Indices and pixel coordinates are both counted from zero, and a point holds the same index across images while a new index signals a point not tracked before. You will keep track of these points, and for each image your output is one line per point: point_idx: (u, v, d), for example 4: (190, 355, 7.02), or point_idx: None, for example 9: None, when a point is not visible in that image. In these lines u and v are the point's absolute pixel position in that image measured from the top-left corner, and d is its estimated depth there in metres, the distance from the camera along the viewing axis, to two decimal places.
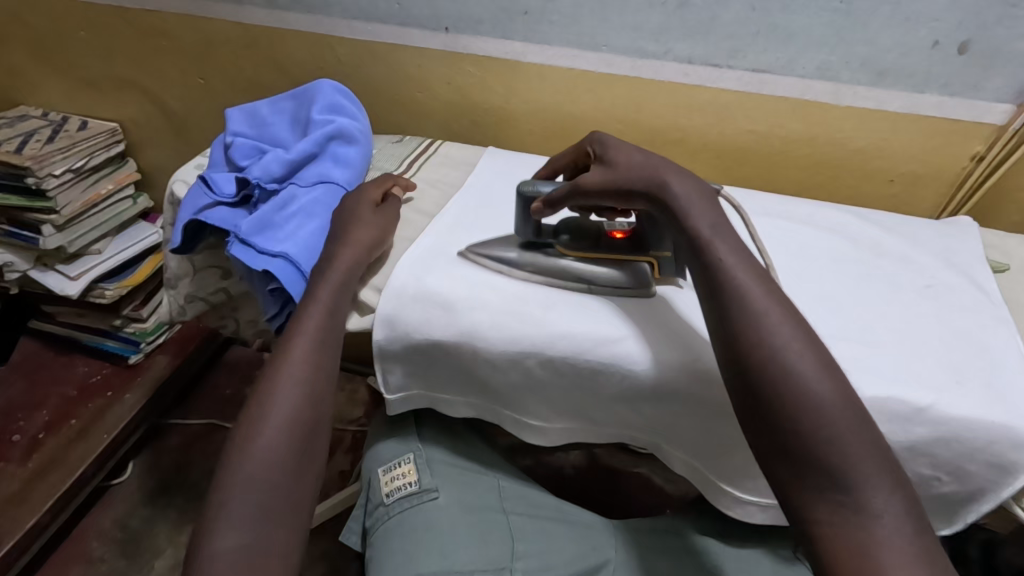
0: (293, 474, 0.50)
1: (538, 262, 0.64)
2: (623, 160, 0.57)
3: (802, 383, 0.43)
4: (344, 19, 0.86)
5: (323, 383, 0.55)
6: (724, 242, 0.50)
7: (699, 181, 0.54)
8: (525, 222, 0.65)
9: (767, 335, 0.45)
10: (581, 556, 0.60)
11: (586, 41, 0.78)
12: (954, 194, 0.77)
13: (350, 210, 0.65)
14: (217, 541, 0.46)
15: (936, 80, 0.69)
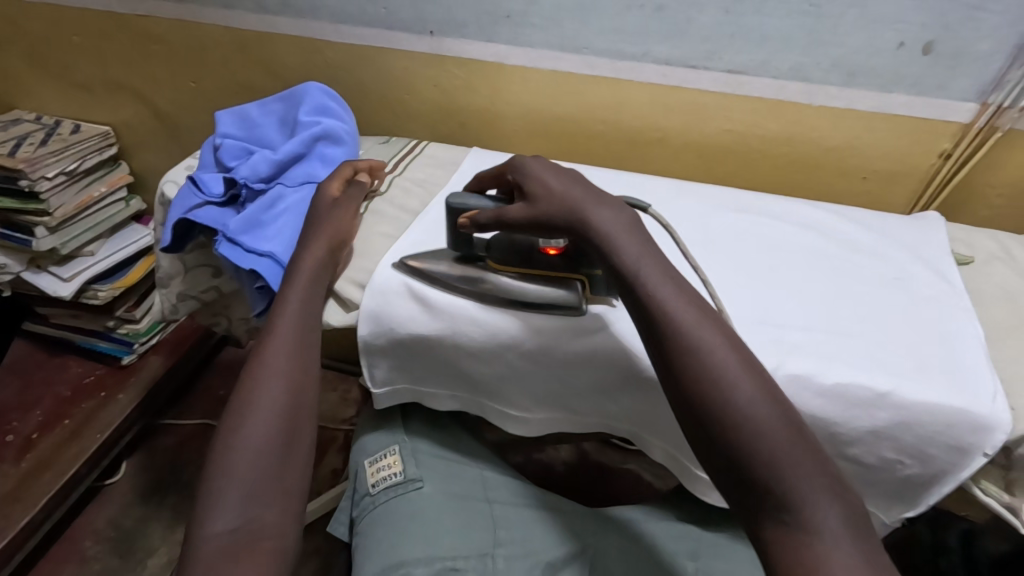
0: (281, 461, 0.52)
1: (468, 277, 0.63)
2: (541, 191, 0.59)
3: (737, 408, 0.45)
4: (332, 23, 0.88)
5: (303, 376, 0.57)
6: (654, 276, 0.52)
7: (619, 215, 0.57)
8: (454, 236, 0.64)
9: (702, 364, 0.47)
10: (563, 542, 0.62)
11: (567, 44, 0.80)
12: (925, 190, 0.80)
13: (326, 209, 0.67)
14: (209, 526, 0.47)
15: (903, 80, 0.71)
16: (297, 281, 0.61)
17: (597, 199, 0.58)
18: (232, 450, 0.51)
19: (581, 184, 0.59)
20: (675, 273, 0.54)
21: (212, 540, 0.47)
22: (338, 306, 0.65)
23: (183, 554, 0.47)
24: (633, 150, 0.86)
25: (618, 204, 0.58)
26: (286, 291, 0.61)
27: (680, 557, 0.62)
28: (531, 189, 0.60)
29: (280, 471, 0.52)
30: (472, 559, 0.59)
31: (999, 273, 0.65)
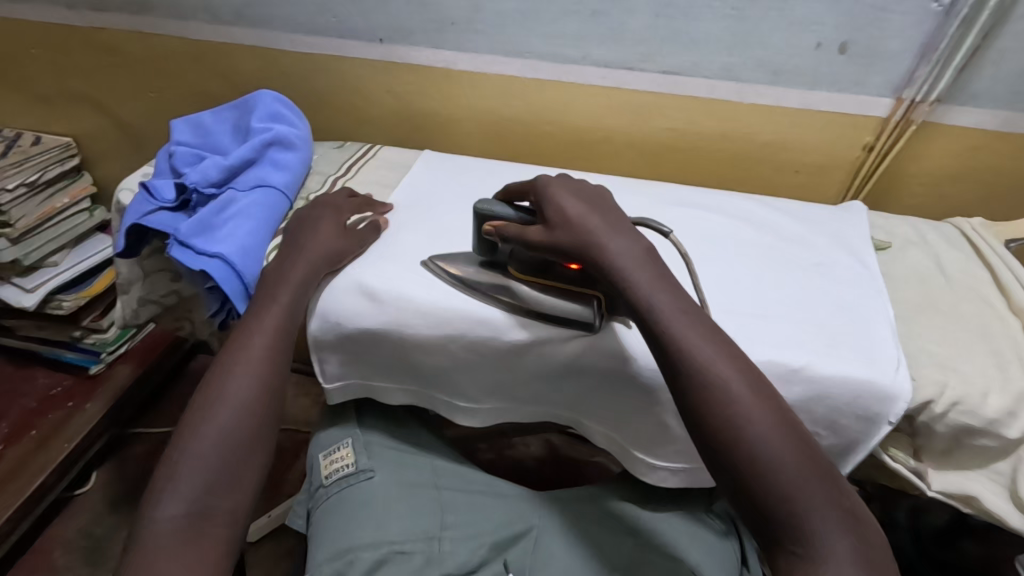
0: (242, 455, 0.54)
1: (492, 283, 0.64)
2: (572, 212, 0.59)
3: (756, 443, 0.46)
4: (285, 32, 0.89)
5: (275, 378, 0.59)
6: (671, 310, 0.53)
7: (638, 243, 0.58)
8: (481, 241, 0.65)
9: (722, 399, 0.48)
10: (507, 523, 0.66)
11: (510, 49, 0.83)
12: (853, 181, 0.84)
13: (319, 227, 0.68)
14: (163, 507, 0.50)
15: (824, 78, 0.76)
16: (286, 283, 0.63)
17: (609, 228, 0.58)
18: (195, 440, 0.53)
19: (594, 212, 0.59)
20: (689, 306, 0.54)
21: (165, 521, 0.49)
22: None
23: (136, 531, 0.49)
24: (581, 149, 0.90)
25: (631, 231, 0.59)
26: (277, 290, 0.63)
27: (621, 533, 0.65)
28: (562, 208, 0.60)
29: (240, 464, 0.54)
30: (418, 543, 0.62)
31: (912, 257, 0.70)
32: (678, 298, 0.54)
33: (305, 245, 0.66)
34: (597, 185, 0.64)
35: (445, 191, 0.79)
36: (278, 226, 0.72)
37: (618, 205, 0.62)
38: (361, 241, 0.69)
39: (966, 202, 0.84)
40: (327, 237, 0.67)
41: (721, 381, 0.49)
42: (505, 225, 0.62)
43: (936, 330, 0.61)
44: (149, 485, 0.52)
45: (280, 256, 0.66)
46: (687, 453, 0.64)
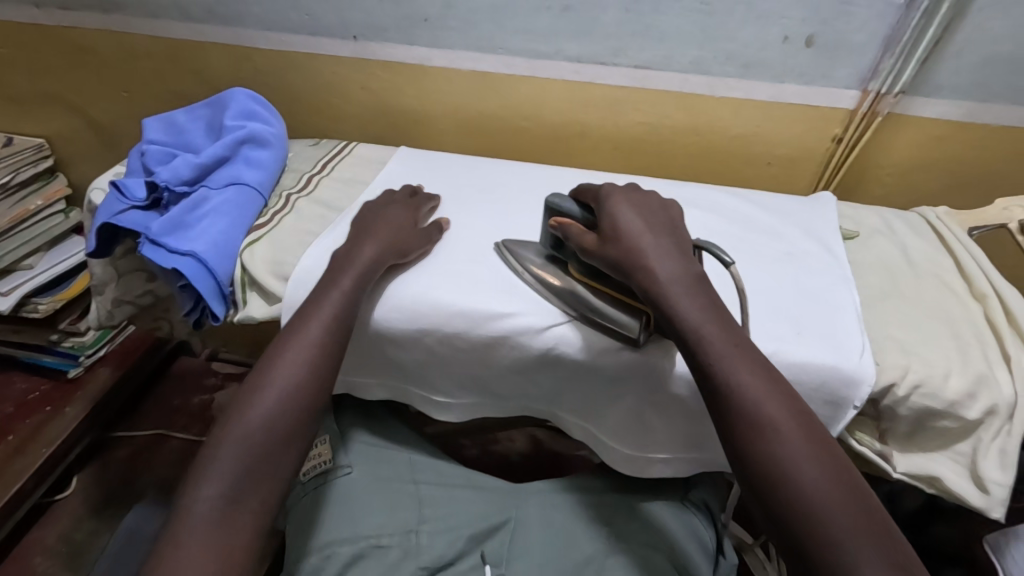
0: (282, 442, 0.55)
1: (548, 277, 0.64)
2: (628, 227, 0.60)
3: (798, 480, 0.46)
4: (258, 30, 0.89)
5: (327, 367, 0.59)
6: (719, 341, 0.53)
7: (688, 269, 0.57)
8: (548, 235, 0.65)
9: (764, 436, 0.49)
10: (486, 515, 0.66)
11: (483, 45, 0.83)
12: (824, 172, 0.86)
13: (383, 223, 0.68)
14: (201, 488, 0.52)
15: (792, 71, 0.77)
16: (348, 271, 0.62)
17: (661, 252, 0.58)
18: (240, 423, 0.55)
19: (649, 233, 0.60)
20: (740, 338, 0.53)
21: (202, 504, 0.51)
22: (263, 299, 0.67)
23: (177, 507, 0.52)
24: (557, 144, 0.91)
25: (682, 256, 0.59)
26: (338, 276, 0.62)
27: (597, 523, 0.66)
28: (619, 221, 0.60)
29: (278, 450, 0.55)
30: (395, 536, 0.63)
31: (878, 246, 0.71)
32: (727, 328, 0.54)
33: (371, 237, 0.66)
34: (660, 201, 0.65)
35: (420, 186, 0.79)
36: (252, 223, 0.72)
37: (678, 228, 0.62)
38: (427, 237, 0.68)
39: (933, 191, 0.86)
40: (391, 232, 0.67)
41: (765, 417, 0.49)
42: (570, 222, 0.62)
43: (900, 315, 0.62)
44: (195, 462, 0.54)
45: (348, 243, 0.66)
46: (661, 443, 0.65)
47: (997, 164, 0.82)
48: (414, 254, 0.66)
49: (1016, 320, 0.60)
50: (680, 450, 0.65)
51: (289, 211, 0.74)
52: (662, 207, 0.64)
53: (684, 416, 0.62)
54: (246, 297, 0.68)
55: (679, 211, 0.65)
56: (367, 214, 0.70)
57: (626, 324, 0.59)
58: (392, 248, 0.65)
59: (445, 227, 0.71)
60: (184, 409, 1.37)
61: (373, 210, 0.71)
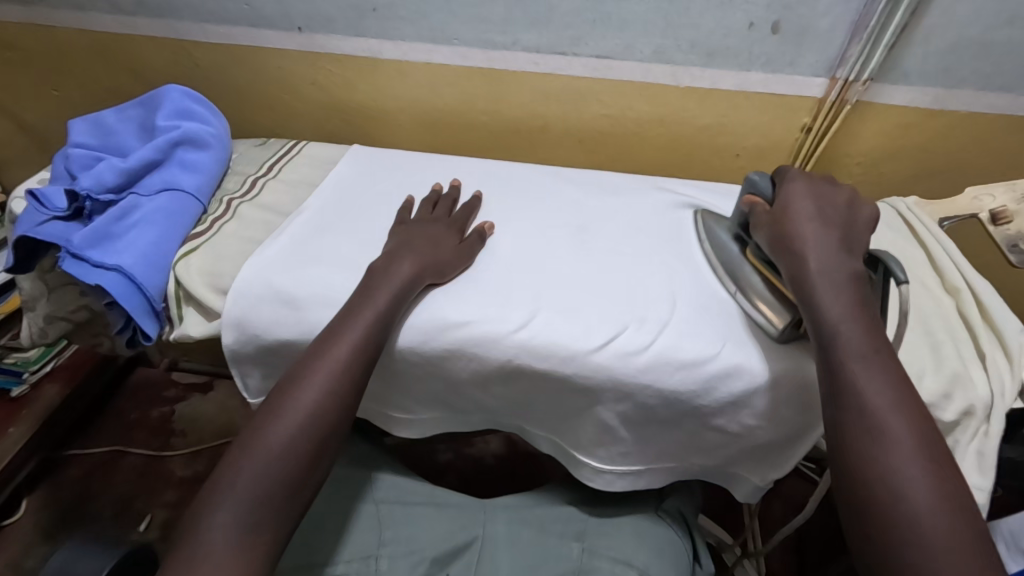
0: (304, 468, 0.50)
1: (725, 254, 0.64)
2: (801, 213, 0.56)
3: (910, 504, 0.43)
4: (194, 22, 0.83)
5: (354, 388, 0.54)
6: (857, 346, 0.49)
7: (848, 272, 0.53)
8: (739, 213, 0.64)
9: (880, 454, 0.45)
10: (450, 536, 0.62)
11: (436, 36, 0.78)
12: (793, 163, 0.84)
13: (432, 236, 0.64)
14: (215, 515, 0.47)
15: (758, 58, 0.74)
16: (384, 286, 0.57)
17: (823, 246, 0.54)
18: (250, 455, 0.49)
19: (818, 221, 0.56)
20: (884, 349, 0.49)
21: (217, 534, 0.46)
22: (200, 314, 0.63)
23: (186, 534, 0.47)
24: (519, 138, 0.87)
25: (846, 255, 0.54)
26: (370, 291, 0.57)
27: (568, 539, 0.63)
28: (791, 206, 0.57)
29: (301, 476, 0.50)
30: (353, 563, 0.59)
31: None
32: (872, 336, 0.49)
33: (410, 249, 0.62)
34: (850, 197, 0.59)
35: (374, 187, 0.74)
36: (188, 232, 0.67)
37: (861, 225, 0.57)
38: (469, 251, 0.64)
39: (904, 179, 0.84)
40: (437, 247, 0.62)
41: (888, 433, 0.46)
42: (758, 202, 0.60)
43: None
44: (205, 485, 0.49)
45: (384, 255, 0.61)
46: (632, 453, 0.62)
47: (967, 152, 0.80)
48: (453, 270, 0.62)
49: (991, 314, 0.59)
50: (651, 460, 0.63)
51: (229, 218, 0.69)
52: (849, 202, 0.59)
53: (653, 425, 0.60)
54: (181, 313, 0.63)
55: (873, 211, 0.59)
56: (407, 230, 0.65)
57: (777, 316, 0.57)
58: (432, 267, 0.60)
59: (488, 235, 0.67)
60: (141, 423, 1.30)
61: (418, 227, 0.65)
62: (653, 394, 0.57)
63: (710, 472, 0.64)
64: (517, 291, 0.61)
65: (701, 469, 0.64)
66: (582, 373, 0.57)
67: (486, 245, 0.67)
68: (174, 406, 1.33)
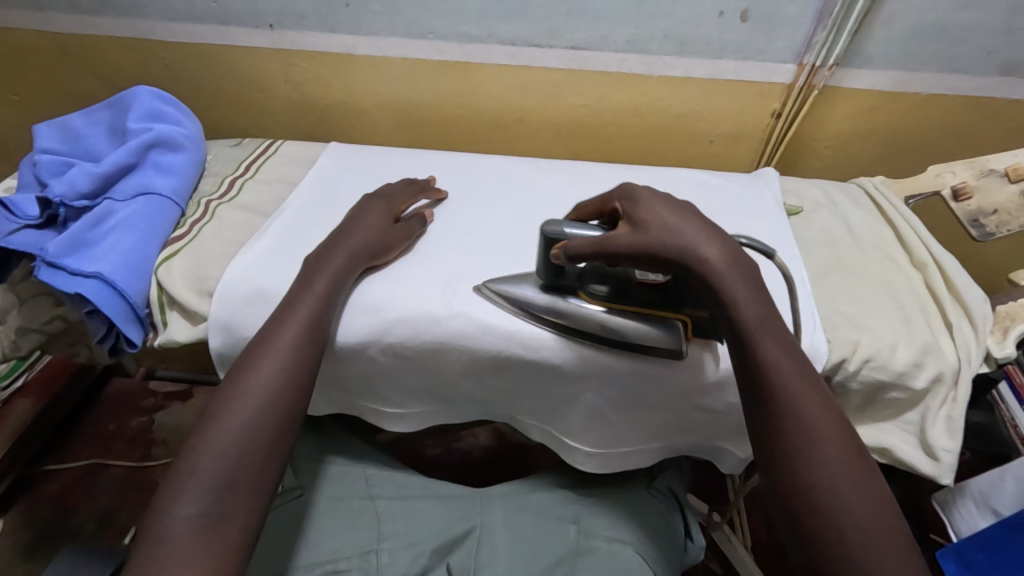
0: (268, 448, 0.50)
1: (561, 311, 0.58)
2: (655, 220, 0.51)
3: (795, 411, 0.45)
4: (161, 21, 0.81)
5: (308, 371, 0.55)
6: (775, 345, 0.48)
7: (728, 242, 0.51)
8: (545, 267, 0.58)
9: (809, 457, 0.44)
10: (448, 526, 0.63)
11: (411, 30, 0.78)
12: (766, 148, 0.86)
13: (369, 214, 0.65)
14: (178, 505, 0.45)
15: (729, 46, 0.76)
16: (324, 270, 0.58)
17: (695, 229, 0.51)
18: (212, 441, 0.49)
19: (691, 220, 0.51)
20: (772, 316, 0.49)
21: (181, 524, 0.45)
22: (185, 319, 0.62)
23: (147, 529, 0.45)
24: (498, 131, 0.88)
25: (730, 248, 0.51)
26: (313, 277, 0.58)
27: (564, 522, 0.64)
28: (642, 218, 0.52)
29: (268, 459, 0.50)
30: (353, 558, 0.59)
31: (821, 217, 0.72)
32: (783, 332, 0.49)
33: (350, 232, 0.62)
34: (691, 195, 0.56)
35: (355, 185, 0.74)
36: (168, 236, 0.65)
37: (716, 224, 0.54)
38: (408, 233, 0.64)
39: (868, 161, 0.88)
40: (379, 225, 0.63)
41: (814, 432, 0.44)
42: (569, 243, 0.54)
43: (848, 289, 0.62)
44: (164, 479, 0.48)
45: (332, 235, 0.63)
46: (623, 437, 0.64)
47: (925, 132, 0.84)
48: (393, 251, 0.63)
49: (955, 286, 0.62)
50: (641, 442, 0.65)
51: (208, 220, 0.68)
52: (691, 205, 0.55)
53: (643, 407, 0.61)
54: (165, 318, 0.62)
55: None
56: (361, 206, 0.67)
57: (666, 338, 0.57)
58: (366, 248, 0.61)
59: (428, 220, 0.68)
60: (120, 435, 1.27)
61: (371, 201, 0.67)
62: (641, 377, 0.58)
63: (698, 451, 0.66)
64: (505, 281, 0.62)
65: (689, 449, 0.66)
66: (572, 360, 0.58)
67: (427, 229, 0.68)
68: (153, 415, 1.30)
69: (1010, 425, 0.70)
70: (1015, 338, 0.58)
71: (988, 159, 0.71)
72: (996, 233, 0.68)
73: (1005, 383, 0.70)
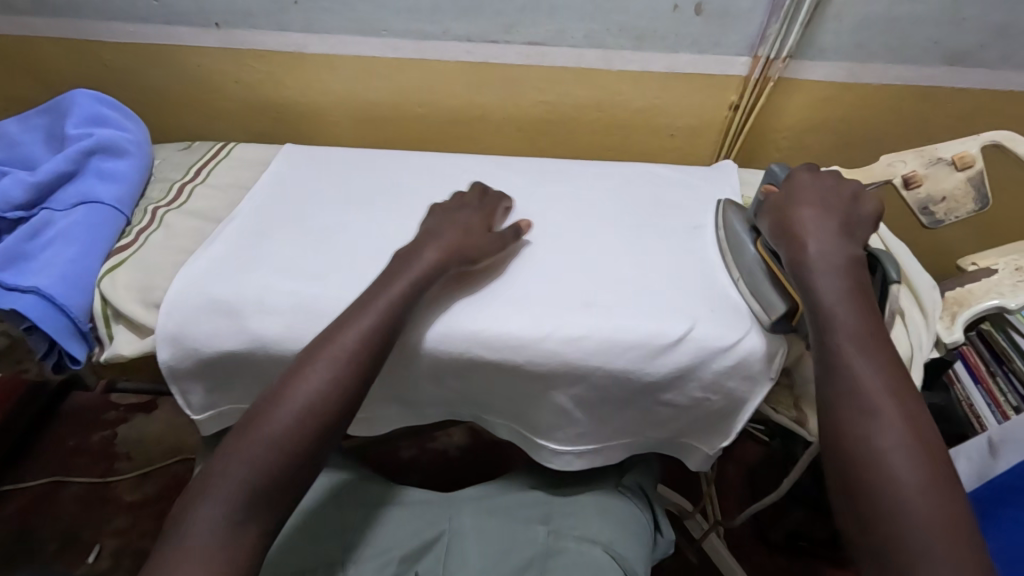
0: (300, 459, 0.50)
1: (733, 241, 0.64)
2: (806, 203, 0.60)
3: (854, 375, 0.50)
4: (101, 21, 0.77)
5: (362, 384, 0.53)
6: (852, 330, 0.51)
7: (839, 235, 0.57)
8: (754, 204, 0.65)
9: (859, 415, 0.48)
10: (417, 533, 0.62)
11: (364, 28, 0.76)
12: (724, 139, 0.87)
13: (466, 224, 0.64)
14: (205, 503, 0.47)
15: (684, 40, 0.76)
16: (402, 280, 0.57)
17: (818, 222, 0.58)
18: (252, 441, 0.49)
19: (817, 209, 0.59)
20: (859, 294, 0.53)
21: (206, 522, 0.46)
22: (132, 332, 0.59)
23: (180, 516, 0.47)
24: (460, 129, 0.87)
25: (845, 239, 0.57)
26: (388, 286, 0.56)
27: (534, 523, 0.64)
28: (799, 200, 0.60)
29: (298, 468, 0.50)
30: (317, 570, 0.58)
31: None
32: (867, 318, 0.52)
33: (440, 235, 0.61)
34: (856, 193, 0.62)
35: (312, 188, 0.72)
36: (112, 246, 0.63)
37: (863, 221, 0.59)
38: (500, 242, 0.63)
39: (825, 151, 0.90)
40: (475, 234, 0.63)
41: (880, 413, 0.48)
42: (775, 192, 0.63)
43: None
44: (201, 471, 0.50)
45: (412, 242, 0.62)
46: (588, 434, 0.64)
47: (878, 121, 0.86)
48: (483, 259, 0.62)
49: (907, 274, 0.63)
50: (607, 439, 0.64)
51: (156, 227, 0.66)
52: (853, 198, 0.61)
53: (608, 404, 0.61)
54: (111, 332, 0.59)
55: (876, 206, 0.61)
56: (436, 218, 0.65)
57: (772, 306, 0.57)
58: (459, 253, 0.60)
59: (524, 232, 0.66)
60: (82, 450, 1.22)
61: (441, 213, 0.65)
62: (604, 375, 0.58)
63: (664, 444, 0.66)
64: (467, 282, 0.61)
65: (657, 442, 0.66)
66: (533, 360, 0.57)
67: (523, 241, 0.66)
68: (116, 428, 1.26)
69: (965, 404, 0.77)
70: (962, 324, 0.61)
71: (936, 148, 0.72)
72: (946, 220, 0.70)
73: (960, 363, 0.77)
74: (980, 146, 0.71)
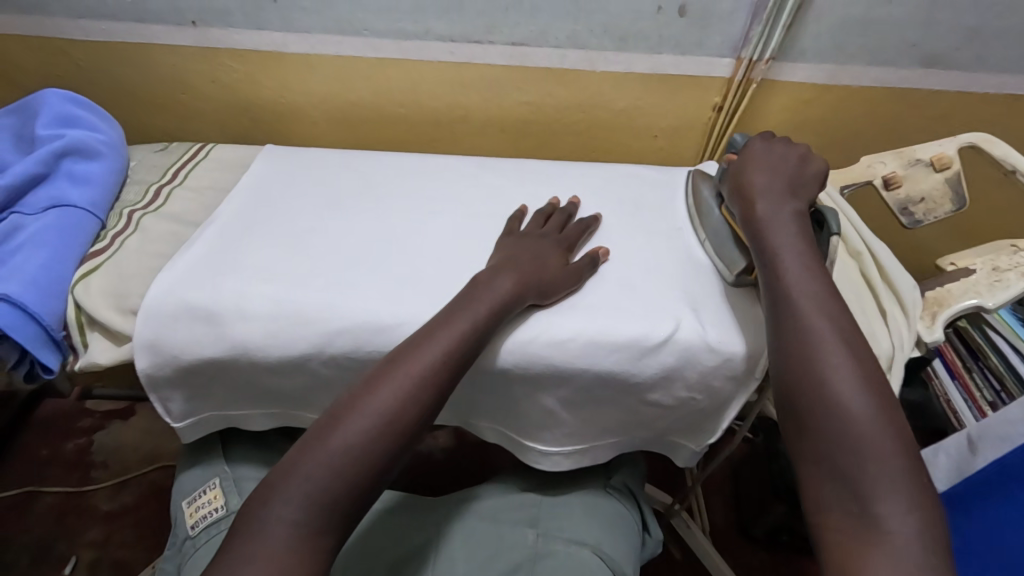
0: (376, 470, 0.47)
1: (700, 204, 0.68)
2: (755, 163, 0.61)
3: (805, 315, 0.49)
4: (70, 18, 0.75)
5: (437, 400, 0.50)
6: (797, 275, 0.52)
7: (786, 193, 0.58)
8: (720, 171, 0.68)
9: (808, 345, 0.48)
10: (405, 540, 0.61)
11: (344, 26, 0.75)
12: (709, 140, 0.87)
13: (544, 254, 0.62)
14: (281, 504, 0.43)
15: (667, 41, 0.76)
16: (487, 298, 0.55)
17: (770, 182, 0.59)
18: (328, 446, 0.46)
19: (766, 171, 0.60)
20: (806, 238, 0.55)
21: (282, 526, 0.43)
22: (108, 339, 0.58)
23: (248, 517, 0.43)
24: (441, 129, 0.86)
25: (790, 196, 0.58)
26: (473, 302, 0.55)
27: (523, 527, 0.63)
28: (750, 162, 0.61)
29: (372, 480, 0.47)
30: None
31: None
32: (812, 267, 0.52)
33: (519, 261, 0.60)
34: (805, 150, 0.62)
35: (294, 192, 0.71)
36: (85, 251, 0.61)
37: (809, 180, 0.60)
38: (579, 275, 0.61)
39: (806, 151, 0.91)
40: (549, 259, 0.61)
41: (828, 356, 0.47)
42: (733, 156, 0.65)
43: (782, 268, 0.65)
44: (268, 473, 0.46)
45: (489, 266, 0.60)
46: (575, 436, 0.63)
47: (858, 120, 0.87)
48: (557, 294, 0.59)
49: (889, 275, 0.64)
50: (595, 439, 0.64)
51: (132, 232, 0.64)
52: (802, 158, 0.61)
53: (594, 406, 0.61)
54: (86, 339, 0.57)
55: (824, 166, 0.61)
56: (516, 242, 0.64)
57: (732, 262, 0.61)
58: (539, 285, 0.58)
59: (598, 261, 0.64)
60: (55, 459, 1.18)
61: (528, 242, 0.64)
62: (591, 377, 0.58)
63: (653, 442, 0.66)
64: (452, 283, 0.61)
65: (644, 441, 0.66)
66: (524, 364, 0.57)
67: (599, 269, 0.64)
68: (92, 436, 1.22)
69: (942, 399, 0.78)
70: (942, 323, 0.61)
71: (914, 149, 0.73)
72: (924, 220, 0.71)
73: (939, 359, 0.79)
74: (957, 147, 0.72)
